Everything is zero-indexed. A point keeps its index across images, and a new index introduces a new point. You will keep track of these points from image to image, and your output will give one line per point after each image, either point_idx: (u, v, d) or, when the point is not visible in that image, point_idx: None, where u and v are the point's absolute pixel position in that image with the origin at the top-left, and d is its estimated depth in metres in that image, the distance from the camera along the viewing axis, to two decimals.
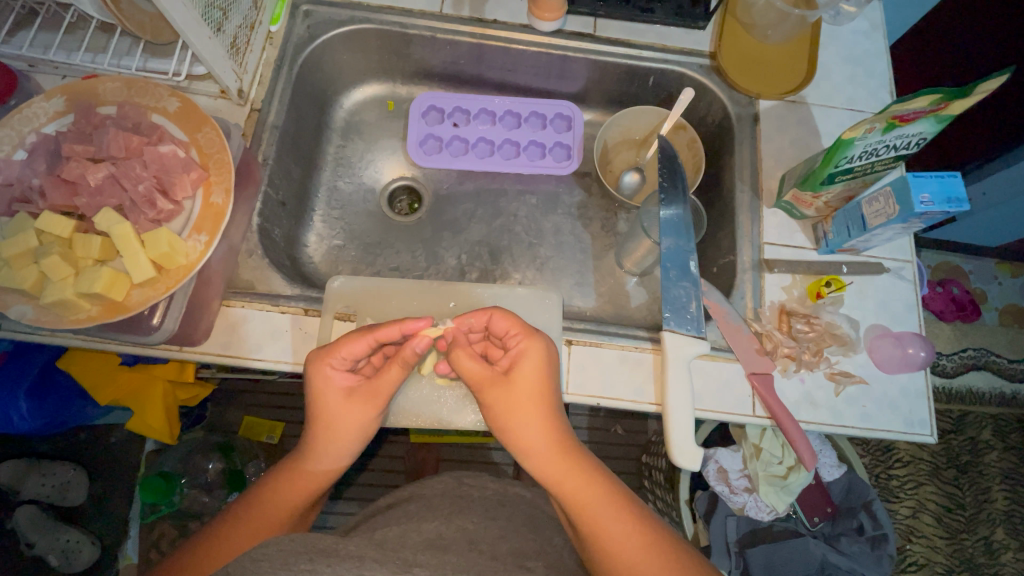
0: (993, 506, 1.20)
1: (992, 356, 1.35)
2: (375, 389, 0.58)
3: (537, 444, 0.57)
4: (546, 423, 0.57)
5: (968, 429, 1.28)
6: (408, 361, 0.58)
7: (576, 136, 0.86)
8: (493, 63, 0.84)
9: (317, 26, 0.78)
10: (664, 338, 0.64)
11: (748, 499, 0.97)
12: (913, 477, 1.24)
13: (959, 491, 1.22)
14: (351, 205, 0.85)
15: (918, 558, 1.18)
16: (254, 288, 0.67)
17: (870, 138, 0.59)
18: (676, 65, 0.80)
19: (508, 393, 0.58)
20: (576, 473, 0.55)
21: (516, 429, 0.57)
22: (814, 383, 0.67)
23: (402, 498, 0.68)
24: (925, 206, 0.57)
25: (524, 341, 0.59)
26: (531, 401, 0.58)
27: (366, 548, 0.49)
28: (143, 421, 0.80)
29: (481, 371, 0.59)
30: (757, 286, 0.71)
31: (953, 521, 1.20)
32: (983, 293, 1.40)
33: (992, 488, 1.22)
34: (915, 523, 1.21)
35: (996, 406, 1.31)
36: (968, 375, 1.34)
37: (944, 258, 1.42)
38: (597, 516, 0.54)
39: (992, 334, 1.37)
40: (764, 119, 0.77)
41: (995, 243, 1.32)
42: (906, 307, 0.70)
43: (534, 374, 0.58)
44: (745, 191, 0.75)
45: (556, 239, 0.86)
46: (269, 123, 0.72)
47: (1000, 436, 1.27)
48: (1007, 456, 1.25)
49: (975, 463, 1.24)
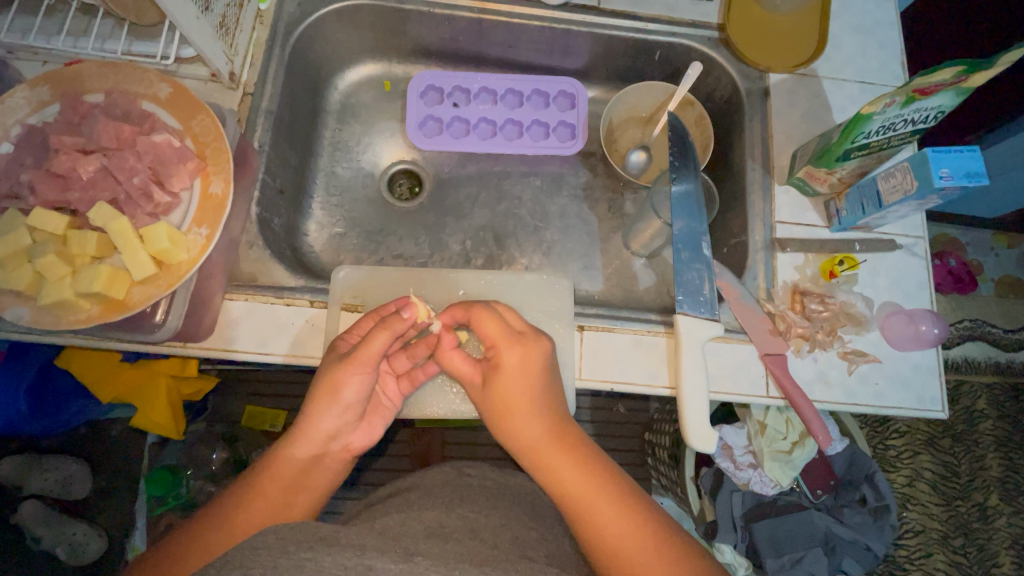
0: (988, 473, 1.24)
1: (988, 326, 1.37)
2: (363, 353, 0.57)
3: (529, 433, 0.55)
4: (529, 412, 0.56)
5: (964, 398, 1.32)
6: (398, 327, 0.57)
7: (580, 114, 0.84)
8: (494, 39, 0.80)
9: (309, 3, 0.74)
10: (678, 322, 0.64)
11: (752, 475, 0.98)
12: (910, 447, 1.28)
13: (954, 459, 1.26)
14: (349, 191, 0.82)
15: (915, 524, 1.21)
16: (256, 280, 0.65)
17: (888, 113, 0.57)
18: (683, 38, 0.78)
19: (496, 391, 0.58)
20: (567, 457, 0.54)
21: (506, 424, 0.57)
22: (828, 362, 0.67)
23: (402, 488, 0.68)
24: (945, 181, 0.56)
25: (501, 348, 0.58)
26: (518, 398, 0.57)
27: (367, 536, 0.49)
28: (147, 417, 0.79)
29: (470, 370, 0.61)
30: (769, 266, 0.70)
31: (948, 488, 1.24)
32: (980, 265, 1.42)
33: (986, 456, 1.26)
34: (912, 491, 1.24)
35: (991, 375, 1.33)
36: (964, 345, 1.36)
37: (942, 230, 1.43)
38: (584, 498, 0.52)
39: (988, 304, 1.39)
40: (774, 94, 0.75)
41: (993, 214, 1.34)
42: (918, 285, 0.70)
43: (519, 378, 0.57)
44: (756, 168, 0.73)
45: (562, 222, 0.85)
46: (263, 108, 0.69)
47: (994, 405, 1.31)
48: (1001, 425, 1.28)
49: (971, 432, 1.28)
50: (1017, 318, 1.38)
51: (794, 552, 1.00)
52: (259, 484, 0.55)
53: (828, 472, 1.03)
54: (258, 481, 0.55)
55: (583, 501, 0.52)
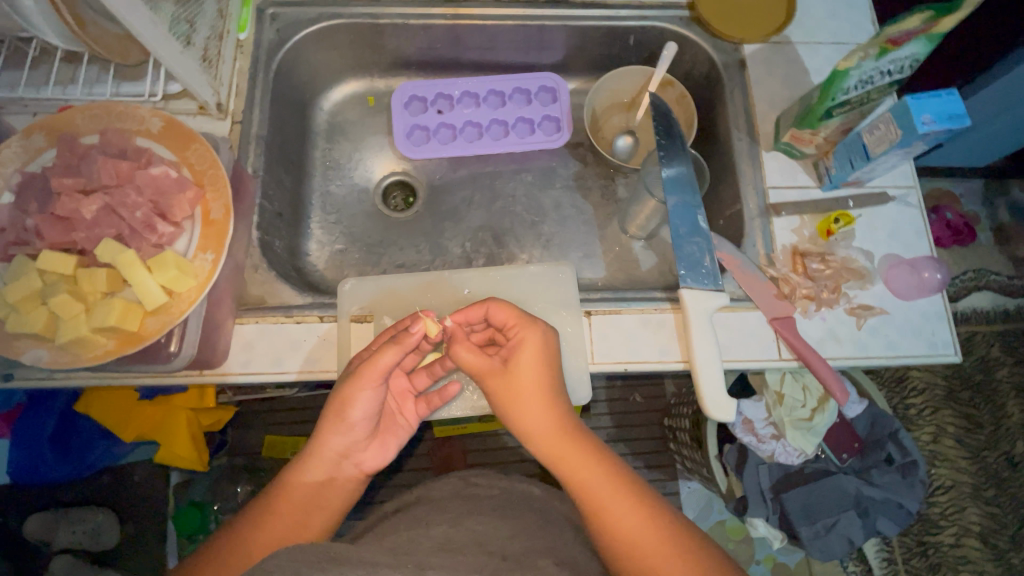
0: (1013, 421, 1.22)
1: (991, 274, 1.38)
2: (370, 368, 0.56)
3: (544, 426, 0.54)
4: (544, 405, 0.55)
5: (977, 348, 1.31)
6: (406, 342, 0.56)
7: (563, 106, 0.86)
8: (470, 44, 0.82)
9: (286, 28, 0.76)
10: (684, 296, 0.65)
11: (776, 446, 0.99)
12: (929, 403, 1.29)
13: (975, 410, 1.26)
14: (346, 208, 0.83)
15: (945, 480, 1.22)
16: (265, 302, 0.65)
17: (863, 66, 0.59)
18: (655, 21, 0.79)
19: (508, 383, 0.56)
20: (583, 453, 0.53)
21: (517, 414, 0.55)
22: (836, 319, 0.67)
23: (409, 502, 0.70)
24: (928, 126, 0.56)
25: (522, 330, 0.57)
26: (530, 386, 0.55)
27: (375, 554, 0.48)
28: (171, 452, 0.80)
29: (481, 361, 0.58)
30: (767, 232, 0.70)
31: (974, 440, 1.24)
32: (975, 216, 1.42)
33: (1008, 404, 1.23)
34: (938, 448, 1.25)
35: (1000, 322, 1.33)
36: (970, 296, 1.36)
37: (936, 184, 1.44)
38: (600, 493, 0.51)
39: (990, 253, 1.40)
40: (751, 64, 0.77)
41: (983, 163, 1.37)
42: (915, 233, 0.71)
43: (531, 364, 0.56)
44: (742, 138, 0.74)
45: (558, 214, 0.86)
46: (253, 134, 0.70)
47: (1009, 351, 1.29)
48: (1018, 370, 1.26)
49: (988, 382, 1.27)
50: None
51: (827, 518, 1.01)
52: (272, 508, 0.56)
53: (851, 436, 1.05)
54: (273, 504, 0.56)
55: (598, 495, 0.51)
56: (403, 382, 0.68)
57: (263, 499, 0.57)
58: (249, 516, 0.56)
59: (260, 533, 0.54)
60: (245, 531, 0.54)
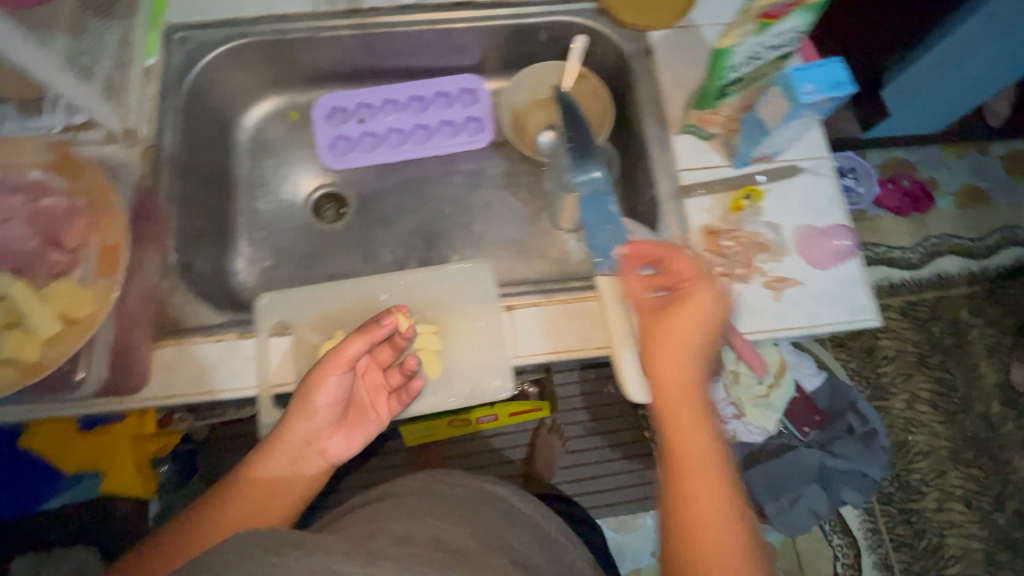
0: (983, 381, 1.32)
1: (955, 239, 1.40)
2: (336, 358, 0.57)
3: (672, 386, 0.55)
4: (683, 362, 0.56)
5: (945, 314, 1.36)
6: (372, 334, 0.58)
7: (484, 108, 0.87)
8: (383, 51, 0.83)
9: (194, 51, 0.76)
10: (599, 284, 0.66)
11: (737, 426, 0.99)
12: (902, 370, 1.32)
13: (949, 373, 1.33)
14: (275, 224, 0.84)
15: (923, 446, 1.29)
16: (184, 323, 0.66)
17: (747, 43, 0.59)
18: (561, 15, 0.80)
19: (664, 331, 0.57)
20: (701, 418, 0.54)
21: (653, 367, 0.56)
22: (753, 294, 0.67)
23: (375, 497, 0.67)
24: (812, 95, 0.57)
25: (692, 287, 0.57)
26: (676, 341, 0.56)
27: (342, 541, 0.47)
28: (116, 480, 0.80)
29: (642, 296, 0.61)
30: (681, 213, 0.71)
31: (948, 403, 1.31)
32: (933, 180, 1.45)
33: (979, 364, 1.33)
34: (914, 413, 1.30)
35: (968, 286, 1.38)
36: (936, 261, 1.39)
37: (891, 154, 1.46)
38: (687, 467, 0.52)
39: (951, 218, 1.42)
40: (658, 50, 0.78)
41: (938, 126, 1.38)
42: (828, 202, 0.71)
43: (687, 319, 0.56)
44: (652, 123, 0.75)
45: (487, 213, 0.87)
46: (166, 158, 0.71)
47: (977, 312, 1.36)
48: (988, 331, 1.35)
49: (959, 344, 1.35)
50: (982, 224, 1.42)
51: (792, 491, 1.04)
52: (233, 498, 0.58)
53: (811, 409, 1.06)
54: (236, 494, 0.58)
55: (687, 465, 0.52)
56: (379, 376, 0.66)
57: (236, 477, 0.59)
58: (207, 503, 0.58)
59: (229, 511, 0.56)
60: (214, 507, 0.57)
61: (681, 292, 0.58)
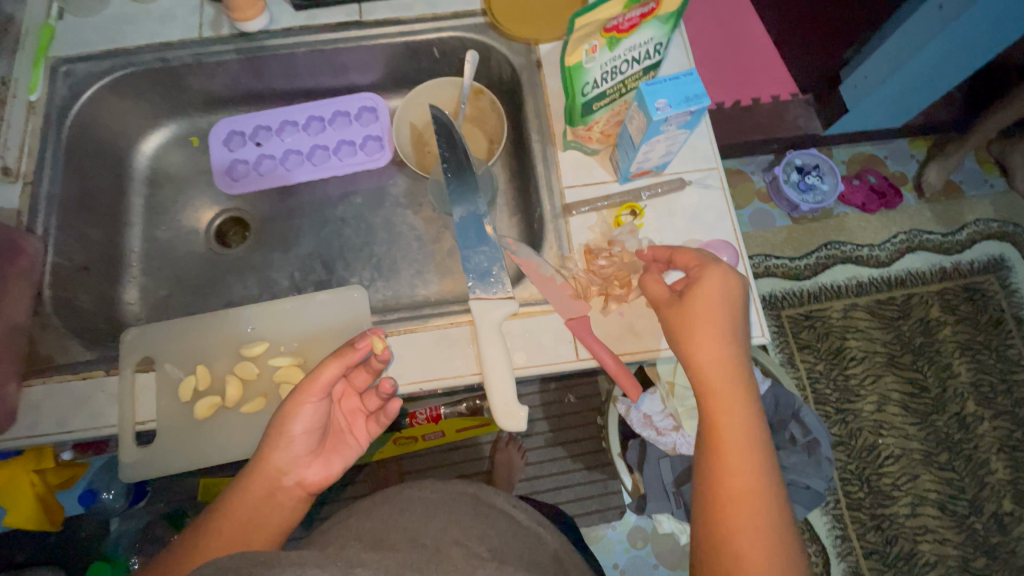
0: (957, 380, 1.27)
1: (925, 235, 1.36)
2: (310, 382, 0.55)
3: (719, 366, 0.52)
4: (719, 344, 0.52)
5: (915, 311, 1.31)
6: (348, 357, 0.56)
7: (383, 126, 0.86)
8: (275, 74, 0.82)
9: (78, 83, 0.75)
10: (472, 307, 0.64)
11: (677, 438, 0.93)
12: (871, 371, 1.28)
13: (920, 374, 1.28)
14: (171, 252, 0.83)
15: (893, 450, 1.24)
16: (53, 360, 0.66)
17: (599, 59, 0.57)
18: (450, 30, 0.78)
19: (686, 314, 0.54)
20: (735, 402, 0.50)
21: (692, 351, 0.53)
22: (634, 313, 0.66)
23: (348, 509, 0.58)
24: (663, 111, 0.54)
25: (704, 270, 0.55)
26: (714, 319, 0.53)
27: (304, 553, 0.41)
28: (16, 513, 0.80)
29: (661, 291, 0.57)
30: (563, 231, 0.69)
31: (920, 405, 1.26)
32: (902, 175, 1.41)
33: (952, 363, 1.28)
34: (883, 415, 1.26)
35: (939, 282, 1.33)
36: (904, 259, 1.34)
37: (856, 150, 1.41)
38: (735, 450, 0.48)
39: (919, 213, 1.38)
40: (546, 63, 0.76)
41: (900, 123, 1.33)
42: (717, 215, 0.69)
43: (713, 299, 0.53)
44: (538, 139, 0.73)
45: (387, 233, 0.85)
46: (44, 193, 0.71)
47: (949, 310, 1.31)
48: (961, 329, 1.30)
49: (931, 343, 1.29)
50: (953, 219, 1.37)
51: None
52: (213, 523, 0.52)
53: None
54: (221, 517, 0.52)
55: (729, 450, 0.49)
56: (356, 401, 0.65)
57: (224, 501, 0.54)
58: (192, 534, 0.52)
59: (207, 541, 0.51)
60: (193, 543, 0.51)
61: (693, 275, 0.56)
